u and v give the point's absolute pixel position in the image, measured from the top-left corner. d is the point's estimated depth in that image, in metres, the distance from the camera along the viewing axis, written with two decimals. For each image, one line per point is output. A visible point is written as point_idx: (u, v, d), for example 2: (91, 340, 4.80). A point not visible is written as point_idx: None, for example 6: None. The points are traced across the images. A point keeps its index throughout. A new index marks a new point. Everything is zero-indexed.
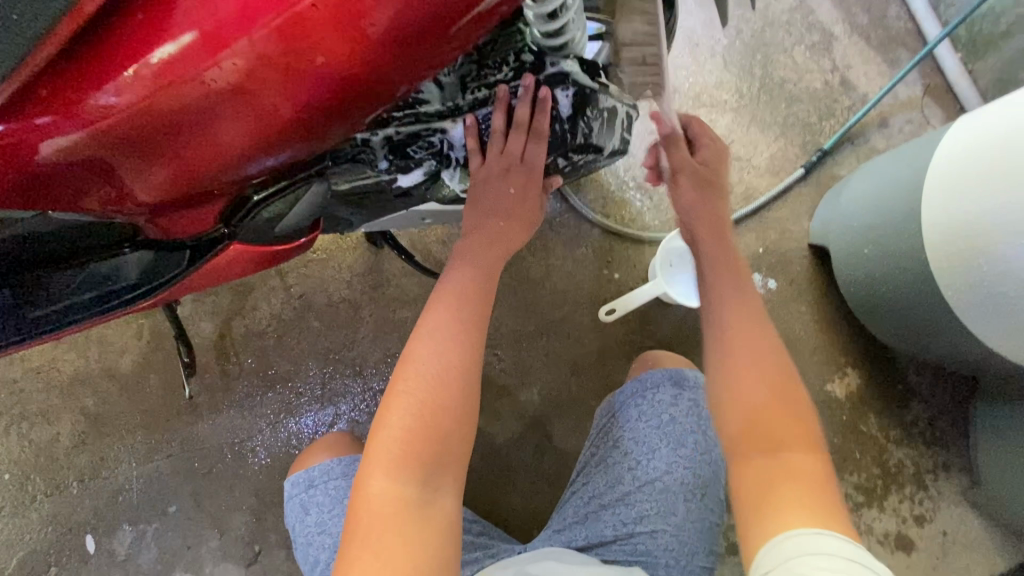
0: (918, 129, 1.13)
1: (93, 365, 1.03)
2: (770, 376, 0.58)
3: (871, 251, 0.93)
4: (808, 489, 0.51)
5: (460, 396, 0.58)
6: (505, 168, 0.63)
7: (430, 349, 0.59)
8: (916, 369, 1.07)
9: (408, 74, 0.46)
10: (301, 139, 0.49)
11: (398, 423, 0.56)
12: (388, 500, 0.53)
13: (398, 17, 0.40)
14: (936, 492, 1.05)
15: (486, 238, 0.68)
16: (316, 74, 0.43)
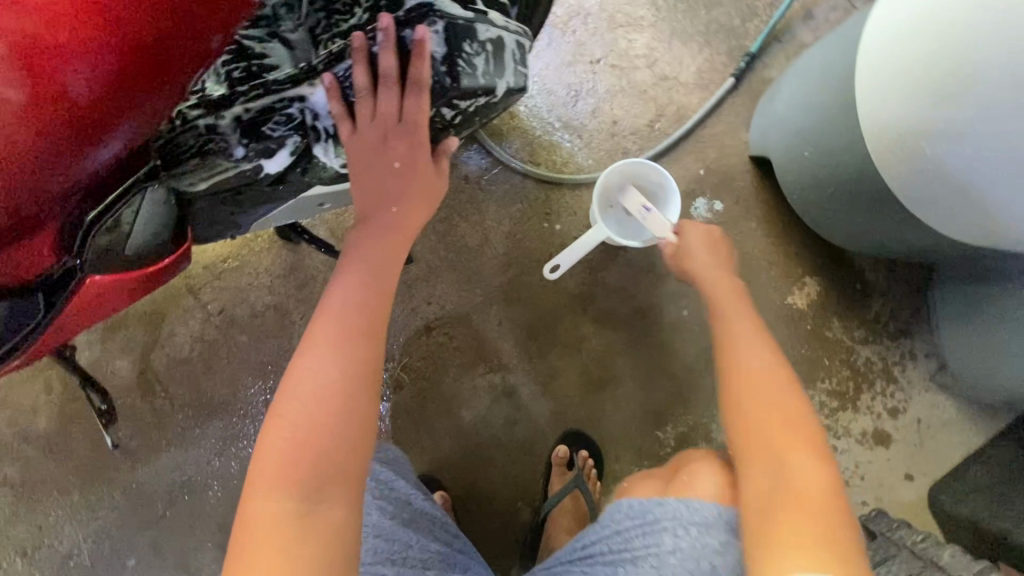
0: (845, 15, 1.06)
1: (5, 431, 0.93)
2: (773, 387, 0.59)
3: (812, 152, 0.88)
4: (819, 516, 0.51)
5: (351, 409, 0.50)
6: (383, 135, 0.53)
7: (312, 358, 0.51)
8: (872, 266, 1.05)
9: (216, 20, 0.40)
10: (104, 137, 0.40)
11: (275, 443, 0.48)
12: (268, 521, 0.47)
13: None
14: (905, 382, 1.05)
15: (377, 233, 0.58)
16: (99, 30, 0.36)
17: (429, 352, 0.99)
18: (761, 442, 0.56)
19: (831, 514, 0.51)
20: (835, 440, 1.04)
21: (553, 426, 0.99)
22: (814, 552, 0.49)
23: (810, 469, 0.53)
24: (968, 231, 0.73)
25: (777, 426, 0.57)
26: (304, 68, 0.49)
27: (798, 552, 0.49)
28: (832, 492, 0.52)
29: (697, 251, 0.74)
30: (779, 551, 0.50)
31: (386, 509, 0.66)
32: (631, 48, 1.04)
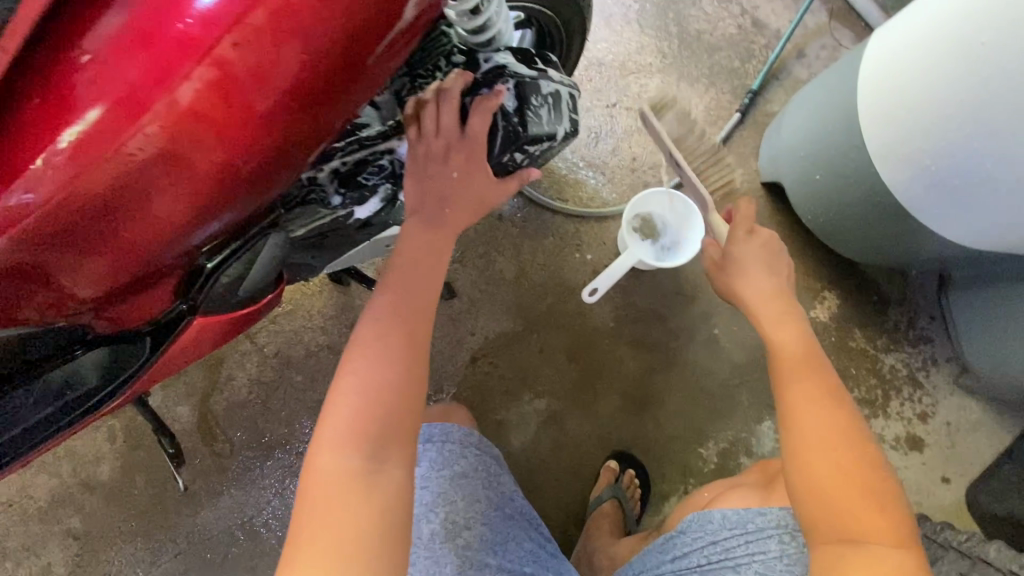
0: (834, 53, 1.17)
1: (69, 482, 0.95)
2: (825, 398, 0.58)
3: (822, 175, 0.96)
4: (882, 528, 0.52)
5: (404, 377, 0.52)
6: (446, 148, 0.56)
7: (368, 326, 0.54)
8: (886, 277, 1.12)
9: (336, 113, 0.45)
10: (243, 199, 0.46)
11: (339, 405, 0.50)
12: (332, 484, 0.47)
13: (319, 48, 0.39)
14: (931, 386, 1.09)
15: (428, 225, 0.59)
16: (244, 130, 0.41)
17: (475, 382, 1.03)
18: (828, 459, 0.55)
19: (890, 524, 0.52)
20: None
21: (598, 448, 1.03)
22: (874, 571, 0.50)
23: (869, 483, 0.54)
24: (976, 235, 0.82)
25: (830, 435, 0.56)
26: (393, 125, 0.56)
27: (868, 566, 0.50)
28: (898, 512, 0.53)
29: (750, 263, 0.69)
30: (849, 564, 0.51)
31: (493, 503, 0.76)
32: (644, 91, 1.14)
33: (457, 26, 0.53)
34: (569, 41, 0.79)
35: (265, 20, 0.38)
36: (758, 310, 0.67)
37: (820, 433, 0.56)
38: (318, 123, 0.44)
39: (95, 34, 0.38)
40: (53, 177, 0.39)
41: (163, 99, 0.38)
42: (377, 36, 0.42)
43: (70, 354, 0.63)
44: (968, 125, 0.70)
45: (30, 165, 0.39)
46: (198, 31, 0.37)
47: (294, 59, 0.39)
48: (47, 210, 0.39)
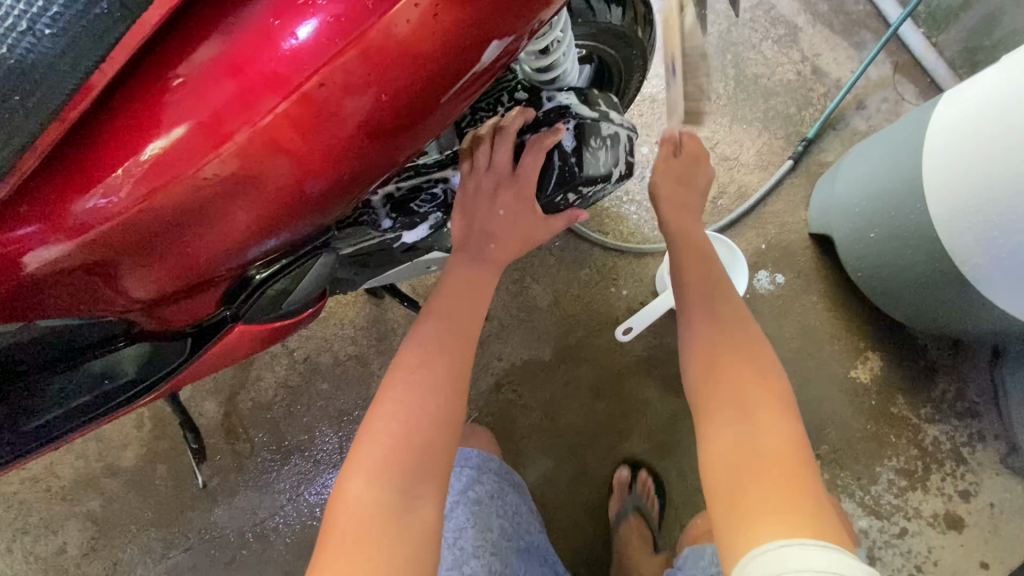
0: (896, 106, 1.14)
1: (94, 464, 0.97)
2: (742, 361, 0.60)
3: (877, 235, 0.92)
4: (784, 477, 0.50)
5: (445, 408, 0.54)
6: (495, 186, 0.58)
7: (417, 353, 0.56)
8: (935, 343, 1.07)
9: (404, 148, 0.45)
10: (303, 222, 0.47)
11: (383, 426, 0.52)
12: (366, 503, 0.49)
13: (397, 92, 0.40)
14: (977, 464, 1.03)
15: (472, 260, 0.62)
16: (315, 160, 0.42)
17: (497, 409, 1.02)
18: (723, 415, 0.57)
19: (797, 477, 0.50)
20: (905, 521, 1.02)
21: None
22: (793, 516, 0.47)
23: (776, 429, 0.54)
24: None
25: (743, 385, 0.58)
26: (450, 156, 0.59)
27: (771, 512, 0.48)
28: (805, 461, 0.52)
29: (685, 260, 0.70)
30: (749, 512, 0.49)
31: (506, 532, 0.74)
32: None
33: (525, 63, 0.55)
34: (628, 81, 0.79)
35: (349, 63, 0.38)
36: (692, 305, 0.67)
37: (723, 389, 0.59)
38: (386, 155, 0.44)
39: (188, 62, 0.38)
40: (134, 191, 0.40)
41: (245, 128, 0.39)
42: (455, 82, 0.41)
43: (114, 345, 0.64)
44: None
45: (116, 175, 0.40)
46: (287, 67, 0.38)
47: (374, 102, 0.40)
48: (125, 217, 0.41)
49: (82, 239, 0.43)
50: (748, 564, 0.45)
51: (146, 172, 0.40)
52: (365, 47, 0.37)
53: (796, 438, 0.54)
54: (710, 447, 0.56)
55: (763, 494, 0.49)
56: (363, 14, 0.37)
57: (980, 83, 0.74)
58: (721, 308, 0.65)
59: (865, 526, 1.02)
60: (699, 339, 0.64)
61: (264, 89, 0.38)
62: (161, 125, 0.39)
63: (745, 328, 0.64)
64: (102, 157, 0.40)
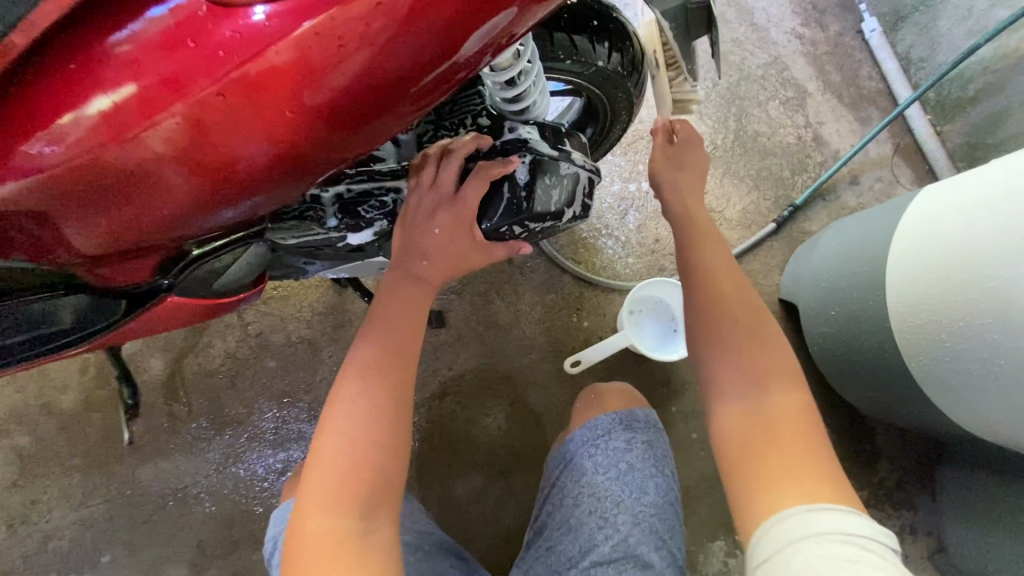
0: (888, 188, 1.14)
1: (31, 401, 0.97)
2: (746, 329, 0.57)
3: (838, 313, 0.92)
4: (799, 442, 0.50)
5: (391, 434, 0.53)
6: (435, 205, 0.56)
7: (357, 382, 0.54)
8: (884, 429, 1.06)
9: (369, 135, 0.42)
10: (256, 197, 0.44)
11: (330, 457, 0.51)
12: (327, 534, 0.48)
13: (364, 74, 0.37)
14: (903, 556, 1.03)
15: (402, 276, 0.59)
16: (266, 137, 0.39)
17: (438, 417, 1.02)
18: (734, 387, 0.55)
19: (810, 446, 0.50)
20: None
21: None
22: (810, 488, 0.47)
23: (795, 400, 0.53)
24: (974, 420, 0.77)
25: (757, 359, 0.55)
26: (404, 167, 0.58)
27: (792, 478, 0.48)
28: (812, 422, 0.52)
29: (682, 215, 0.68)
30: (771, 481, 0.48)
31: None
32: None
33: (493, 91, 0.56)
34: (613, 121, 0.79)
35: (309, 42, 0.35)
36: (693, 262, 0.63)
37: (732, 364, 0.56)
38: (346, 139, 0.41)
39: (132, 29, 0.36)
40: (65, 149, 0.38)
41: (184, 99, 0.36)
42: (422, 75, 0.39)
43: (50, 292, 0.61)
44: (991, 304, 0.67)
45: (52, 126, 0.38)
46: (241, 38, 0.35)
47: (335, 84, 0.37)
48: (61, 171, 0.39)
49: (15, 189, 0.41)
50: (773, 529, 0.46)
51: (76, 132, 0.38)
52: (321, 26, 0.35)
53: (805, 404, 0.53)
54: (724, 423, 0.54)
55: (780, 470, 0.49)
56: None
57: (957, 185, 0.74)
58: (731, 297, 0.59)
59: None
60: (710, 319, 0.58)
61: (213, 58, 0.35)
62: (98, 87, 0.37)
63: (746, 291, 0.60)
64: (35, 111, 0.38)
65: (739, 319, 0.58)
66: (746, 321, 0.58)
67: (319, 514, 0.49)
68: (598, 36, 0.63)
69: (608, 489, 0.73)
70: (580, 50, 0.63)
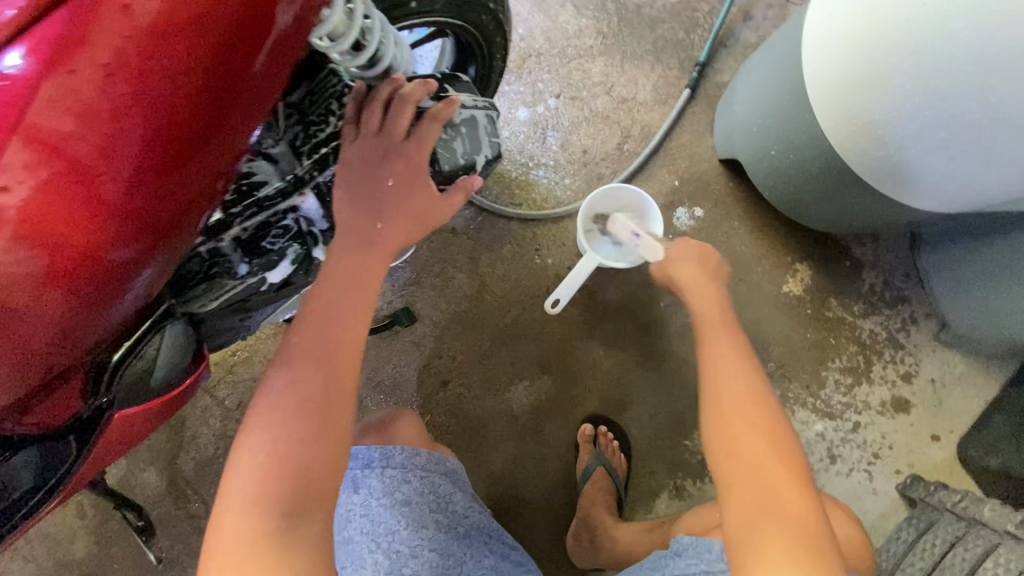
0: (781, 11, 1.11)
1: (45, 563, 0.92)
2: (758, 429, 0.55)
3: (778, 151, 0.91)
4: (802, 545, 0.49)
5: (317, 437, 0.43)
6: (367, 175, 0.50)
7: (287, 373, 0.45)
8: (858, 241, 1.09)
9: (227, 148, 0.38)
10: (140, 270, 0.38)
11: (253, 455, 0.43)
12: (239, 545, 0.40)
13: (186, 77, 0.34)
14: (913, 346, 1.07)
15: (358, 246, 0.50)
16: (114, 195, 0.34)
17: (448, 406, 1.00)
18: (742, 469, 0.53)
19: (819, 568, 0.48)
20: (857, 416, 1.06)
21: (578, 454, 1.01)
22: None
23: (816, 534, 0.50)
24: (958, 200, 0.77)
25: (767, 482, 0.52)
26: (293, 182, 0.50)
27: (775, 562, 0.48)
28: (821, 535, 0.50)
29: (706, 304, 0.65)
30: (760, 562, 0.48)
31: (443, 525, 0.71)
32: (587, 78, 1.08)
33: (343, 64, 0.48)
34: (492, 55, 0.74)
35: (113, 65, 0.32)
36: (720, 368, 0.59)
37: (753, 475, 0.53)
38: (206, 164, 0.38)
39: None
40: None
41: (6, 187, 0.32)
42: (241, 53, 0.35)
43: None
44: (941, 64, 0.63)
45: None
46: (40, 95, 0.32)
47: (160, 100, 0.33)
48: None
49: None
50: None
51: None
52: (106, 43, 0.32)
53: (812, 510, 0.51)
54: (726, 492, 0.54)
55: None
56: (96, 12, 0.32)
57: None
58: (741, 395, 0.57)
59: (821, 430, 1.05)
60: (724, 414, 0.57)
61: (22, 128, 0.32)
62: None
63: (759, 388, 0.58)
64: None
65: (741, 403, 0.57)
66: (772, 435, 0.55)
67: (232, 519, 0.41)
68: None
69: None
70: None
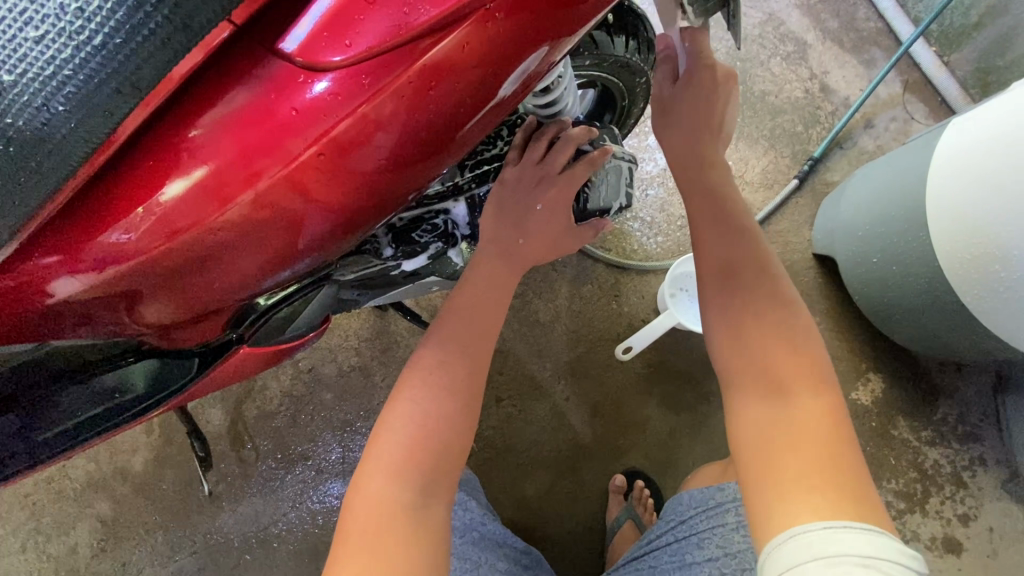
0: (904, 126, 1.13)
1: (103, 468, 0.99)
2: (778, 346, 0.52)
3: (880, 260, 0.92)
4: (828, 454, 0.47)
5: (452, 421, 0.48)
6: (525, 196, 0.57)
7: (436, 355, 0.50)
8: (938, 367, 1.06)
9: (423, 176, 0.44)
10: (316, 249, 0.45)
11: (403, 425, 0.47)
12: (380, 510, 0.44)
13: (427, 118, 0.39)
14: (976, 488, 1.03)
15: (502, 255, 0.56)
16: (339, 195, 0.41)
17: (497, 423, 1.03)
18: (760, 390, 0.51)
19: (835, 454, 0.47)
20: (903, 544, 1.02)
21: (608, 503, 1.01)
22: (820, 493, 0.45)
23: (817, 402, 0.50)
24: None
25: (780, 354, 0.52)
26: (451, 189, 0.58)
27: (801, 485, 0.46)
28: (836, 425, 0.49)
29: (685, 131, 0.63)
30: (783, 488, 0.46)
31: (458, 530, 0.74)
32: None
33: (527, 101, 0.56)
34: (631, 105, 0.79)
35: (384, 98, 0.37)
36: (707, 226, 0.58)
37: (743, 340, 0.53)
38: (401, 184, 0.43)
39: (202, 112, 0.37)
40: (144, 234, 0.39)
41: (266, 170, 0.38)
42: (479, 108, 0.41)
43: (122, 360, 0.65)
44: None
45: (138, 211, 0.38)
46: (319, 102, 0.37)
47: (399, 132, 0.39)
48: (144, 254, 0.40)
49: (94, 280, 0.41)
50: (784, 545, 0.43)
51: (156, 216, 0.38)
52: (389, 89, 0.37)
53: (832, 407, 0.50)
54: (743, 418, 0.51)
55: (796, 477, 0.46)
56: (400, 53, 0.36)
57: (1006, 107, 0.72)
58: (748, 290, 0.55)
59: None
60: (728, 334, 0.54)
61: (294, 125, 0.37)
62: (174, 172, 0.38)
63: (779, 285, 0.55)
64: (114, 204, 0.38)
65: (747, 303, 0.54)
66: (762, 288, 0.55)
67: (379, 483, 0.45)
68: (616, 28, 0.64)
69: (701, 536, 0.71)
70: (600, 45, 0.64)
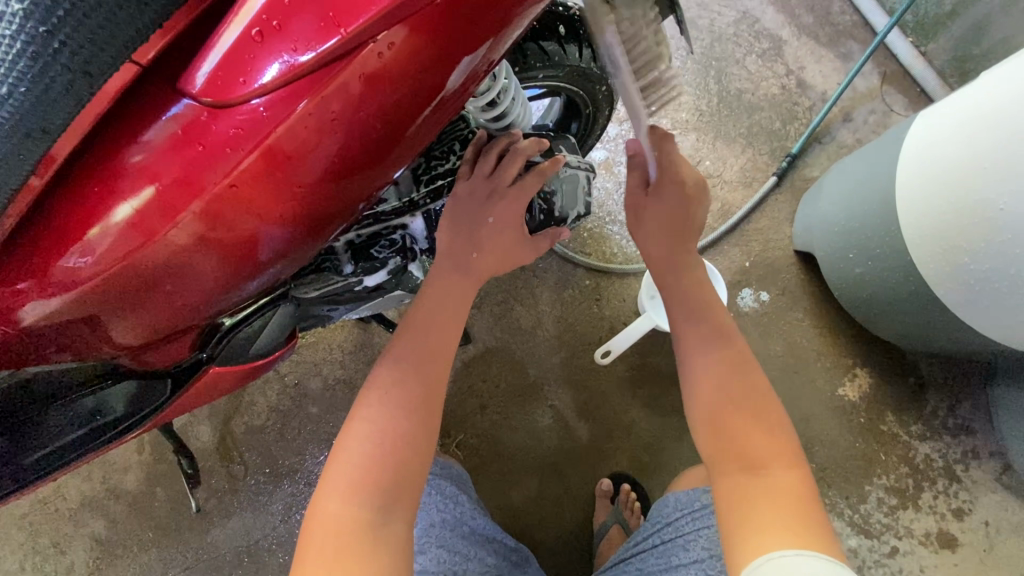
0: (884, 118, 1.12)
1: (97, 487, 1.01)
2: (751, 414, 0.56)
3: (858, 255, 0.92)
4: (794, 507, 0.49)
5: (409, 437, 0.49)
6: (479, 206, 0.58)
7: (392, 375, 0.52)
8: (926, 360, 1.06)
9: (374, 178, 0.45)
10: (279, 258, 0.47)
11: (361, 443, 0.48)
12: (341, 528, 0.45)
13: (366, 125, 0.40)
14: (970, 482, 1.01)
15: (455, 269, 0.58)
16: (292, 206, 0.42)
17: (482, 431, 1.03)
18: (734, 460, 0.54)
19: (801, 506, 0.49)
20: (896, 540, 1.00)
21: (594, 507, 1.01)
22: (789, 534, 0.47)
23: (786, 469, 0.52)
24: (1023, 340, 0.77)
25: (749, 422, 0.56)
26: (407, 204, 0.58)
27: (776, 530, 0.48)
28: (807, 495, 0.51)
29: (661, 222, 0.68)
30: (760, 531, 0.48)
31: (449, 522, 0.73)
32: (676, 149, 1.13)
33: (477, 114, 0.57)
34: (596, 117, 0.80)
35: (317, 111, 0.38)
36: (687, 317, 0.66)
37: (715, 411, 0.58)
38: (353, 189, 0.44)
39: (142, 137, 0.38)
40: (100, 257, 0.40)
41: (210, 187, 0.39)
42: (419, 110, 0.42)
43: (100, 383, 0.66)
44: None
45: (91, 233, 0.40)
46: (253, 119, 0.37)
47: (340, 140, 0.40)
48: (100, 278, 0.41)
49: (56, 305, 0.43)
50: (760, 567, 0.45)
51: (107, 240, 0.40)
52: (321, 99, 0.37)
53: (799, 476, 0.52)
54: (720, 489, 0.54)
55: (769, 522, 0.48)
56: (324, 70, 0.36)
57: (968, 98, 0.72)
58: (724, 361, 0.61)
59: (854, 546, 1.00)
60: (704, 396, 0.60)
61: (232, 142, 0.38)
62: (119, 195, 0.39)
63: (751, 370, 0.60)
64: (66, 229, 0.40)
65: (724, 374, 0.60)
66: (737, 368, 0.60)
67: (337, 504, 0.45)
68: (568, 38, 0.64)
69: (688, 537, 0.70)
70: (551, 55, 0.64)
